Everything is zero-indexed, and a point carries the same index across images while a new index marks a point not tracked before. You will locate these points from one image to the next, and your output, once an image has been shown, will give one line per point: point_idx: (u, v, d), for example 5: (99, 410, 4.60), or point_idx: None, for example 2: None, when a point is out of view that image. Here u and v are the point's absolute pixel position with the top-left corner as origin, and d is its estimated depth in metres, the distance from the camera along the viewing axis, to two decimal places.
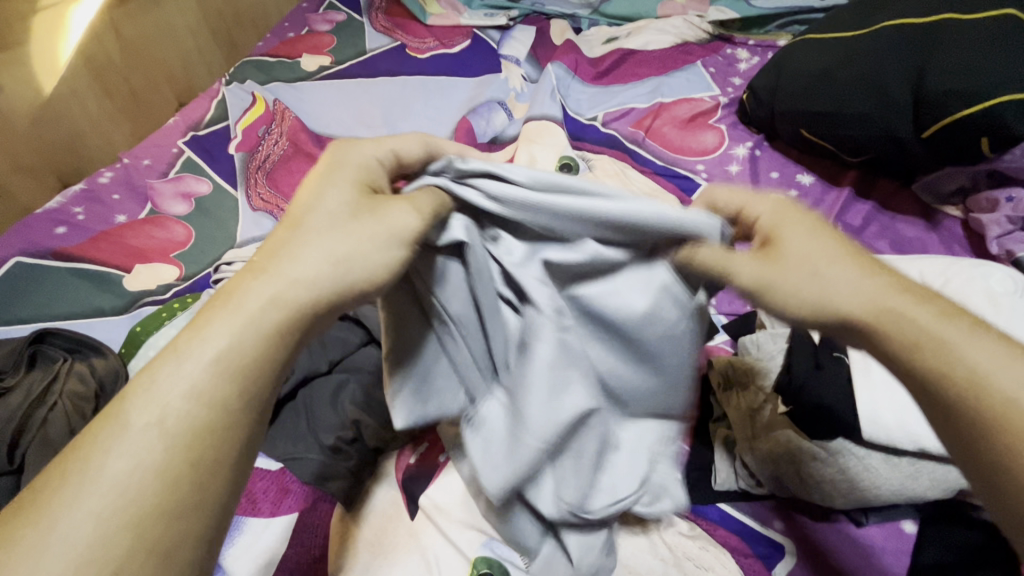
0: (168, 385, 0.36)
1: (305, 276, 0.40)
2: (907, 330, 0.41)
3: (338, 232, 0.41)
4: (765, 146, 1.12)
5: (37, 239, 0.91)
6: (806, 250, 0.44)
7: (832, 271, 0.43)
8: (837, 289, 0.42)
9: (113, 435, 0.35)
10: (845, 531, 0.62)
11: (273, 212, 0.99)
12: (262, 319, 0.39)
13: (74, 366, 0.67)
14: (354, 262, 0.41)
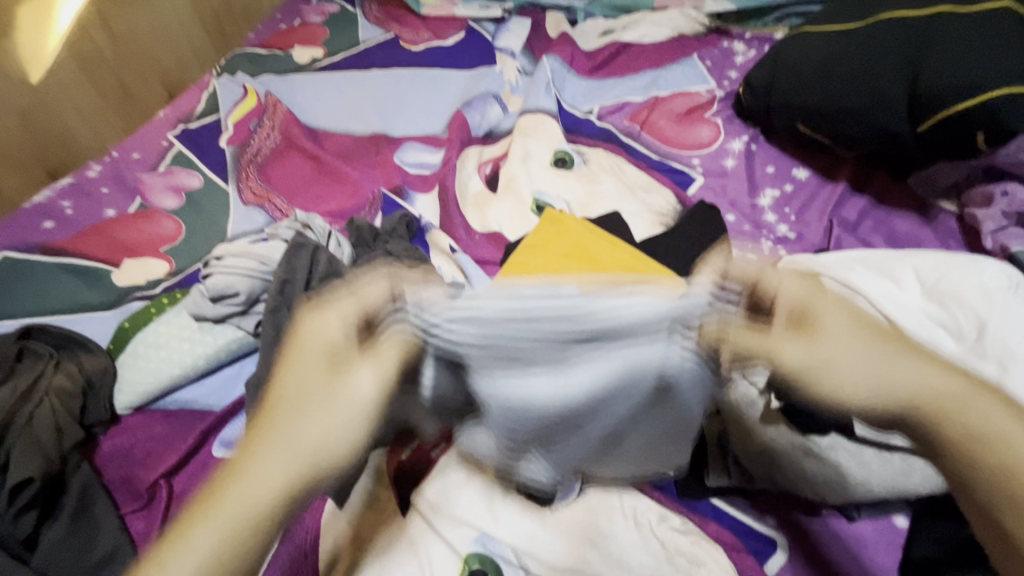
0: (183, 556, 0.37)
1: (304, 445, 0.42)
2: (940, 401, 0.43)
3: (311, 421, 0.43)
4: (761, 140, 1.11)
5: (25, 234, 0.89)
6: (833, 334, 0.48)
7: (852, 384, 0.46)
8: (858, 351, 0.46)
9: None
10: (836, 527, 0.62)
11: (265, 207, 0.98)
12: (263, 487, 0.40)
13: (61, 363, 0.66)
14: (321, 452, 0.43)
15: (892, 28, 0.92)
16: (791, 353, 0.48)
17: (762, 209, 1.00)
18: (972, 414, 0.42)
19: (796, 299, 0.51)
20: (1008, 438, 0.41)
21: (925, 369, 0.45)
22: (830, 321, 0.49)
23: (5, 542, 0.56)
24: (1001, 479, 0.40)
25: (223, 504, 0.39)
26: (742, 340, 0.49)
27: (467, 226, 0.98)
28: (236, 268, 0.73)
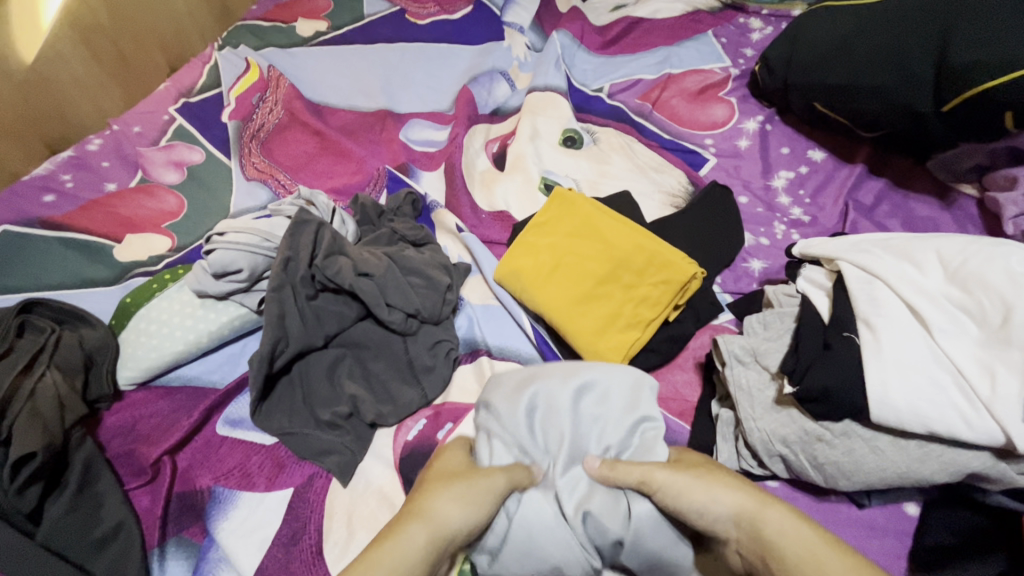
0: None
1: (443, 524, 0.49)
2: (787, 543, 0.47)
3: (463, 499, 0.50)
4: (776, 120, 1.08)
5: (25, 207, 0.88)
6: (697, 474, 0.52)
7: (717, 508, 0.50)
8: (709, 485, 0.51)
9: None
10: (846, 513, 0.61)
11: (268, 183, 0.96)
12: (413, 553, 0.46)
13: (63, 337, 0.65)
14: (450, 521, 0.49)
15: (918, 4, 0.89)
16: (664, 480, 0.52)
17: (776, 191, 0.98)
18: (803, 546, 0.47)
19: (636, 471, 0.53)
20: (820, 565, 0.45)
21: (737, 507, 0.50)
22: (656, 470, 0.53)
23: (9, 516, 0.55)
24: None
25: None
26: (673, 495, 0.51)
27: (474, 206, 0.96)
28: (238, 243, 0.71)
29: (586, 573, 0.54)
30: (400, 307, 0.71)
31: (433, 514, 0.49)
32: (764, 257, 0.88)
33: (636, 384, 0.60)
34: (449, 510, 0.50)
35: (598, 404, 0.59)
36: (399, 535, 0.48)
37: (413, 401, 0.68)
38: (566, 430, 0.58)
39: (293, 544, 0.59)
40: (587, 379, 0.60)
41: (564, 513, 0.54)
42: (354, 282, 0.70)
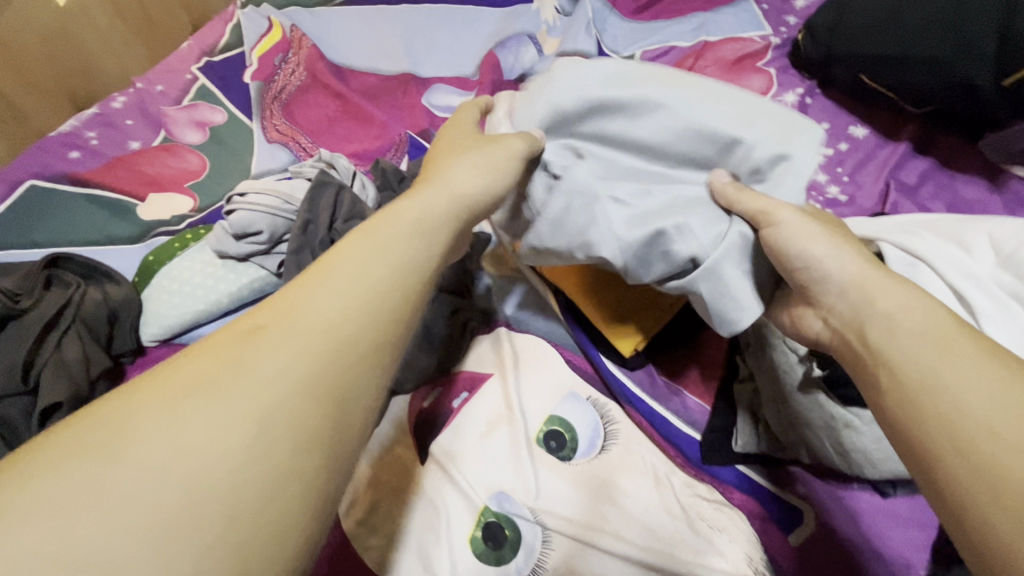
0: (251, 373, 0.30)
1: (436, 212, 0.44)
2: (909, 322, 0.41)
3: (456, 218, 0.46)
4: (816, 93, 1.03)
5: (51, 162, 0.88)
6: (822, 237, 0.47)
7: (841, 268, 0.46)
8: (846, 260, 0.46)
9: (203, 405, 0.29)
10: (867, 500, 0.61)
11: (289, 145, 0.95)
12: (380, 303, 0.36)
13: (89, 291, 0.66)
14: (459, 193, 0.48)
15: None
16: (786, 222, 0.48)
17: (812, 168, 0.94)
18: (925, 329, 0.40)
19: (760, 202, 0.50)
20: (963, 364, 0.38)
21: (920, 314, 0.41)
22: (784, 211, 0.49)
23: None
24: (959, 447, 0.35)
25: (322, 302, 0.34)
26: (788, 228, 0.48)
27: None
28: (259, 205, 0.71)
29: (644, 269, 0.54)
30: None
31: (501, 154, 0.52)
32: None
33: (793, 126, 0.52)
34: (516, 153, 0.52)
35: (737, 126, 0.52)
36: (420, 211, 0.43)
37: (428, 368, 0.67)
38: (670, 136, 0.53)
39: None
40: (727, 136, 0.52)
41: (631, 198, 0.53)
42: None
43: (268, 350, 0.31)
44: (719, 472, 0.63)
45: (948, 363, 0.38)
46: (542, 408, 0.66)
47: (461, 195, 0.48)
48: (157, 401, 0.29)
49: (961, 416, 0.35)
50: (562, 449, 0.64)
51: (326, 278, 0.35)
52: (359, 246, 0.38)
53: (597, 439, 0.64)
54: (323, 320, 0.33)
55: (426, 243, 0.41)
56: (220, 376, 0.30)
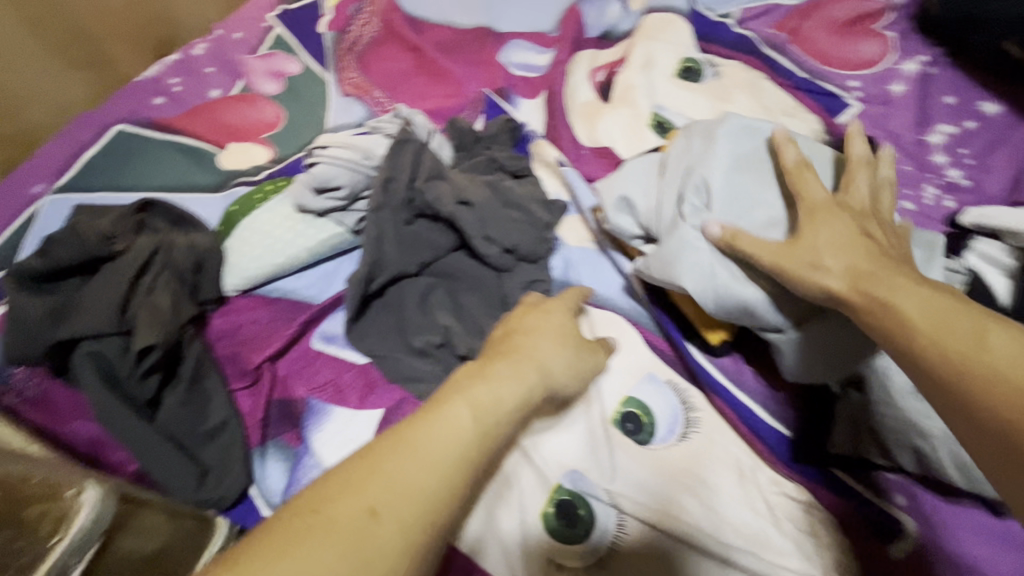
0: (354, 524, 0.33)
1: (525, 367, 0.47)
2: (872, 302, 0.45)
3: (538, 370, 0.48)
4: (942, 62, 0.91)
5: (137, 108, 0.90)
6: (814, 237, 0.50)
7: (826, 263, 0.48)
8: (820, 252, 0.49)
9: (305, 543, 0.32)
10: (978, 519, 0.54)
11: (364, 99, 0.93)
12: (467, 455, 0.39)
13: (176, 239, 0.67)
14: (540, 357, 0.50)
15: None
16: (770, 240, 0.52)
17: (930, 147, 0.84)
18: (896, 317, 0.43)
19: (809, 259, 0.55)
20: (907, 314, 0.43)
21: (843, 275, 0.47)
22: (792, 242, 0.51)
23: (133, 401, 0.58)
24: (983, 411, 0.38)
25: (429, 447, 0.37)
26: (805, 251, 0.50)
27: (574, 140, 0.89)
28: (339, 158, 0.70)
29: (734, 314, 0.56)
30: (498, 241, 0.67)
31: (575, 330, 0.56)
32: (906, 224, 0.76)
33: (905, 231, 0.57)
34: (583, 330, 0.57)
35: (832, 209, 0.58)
36: (506, 378, 0.45)
37: None
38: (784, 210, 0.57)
39: None
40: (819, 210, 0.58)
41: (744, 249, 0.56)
42: (453, 210, 0.67)
43: (373, 497, 0.34)
44: (811, 473, 0.58)
45: (941, 332, 0.41)
46: (618, 389, 0.64)
47: (550, 379, 0.49)
48: (275, 553, 0.31)
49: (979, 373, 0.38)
50: (639, 432, 0.61)
51: (423, 445, 0.37)
52: (460, 413, 0.40)
53: (676, 426, 0.62)
54: (425, 474, 0.36)
55: (511, 426, 0.43)
56: (343, 534, 0.32)
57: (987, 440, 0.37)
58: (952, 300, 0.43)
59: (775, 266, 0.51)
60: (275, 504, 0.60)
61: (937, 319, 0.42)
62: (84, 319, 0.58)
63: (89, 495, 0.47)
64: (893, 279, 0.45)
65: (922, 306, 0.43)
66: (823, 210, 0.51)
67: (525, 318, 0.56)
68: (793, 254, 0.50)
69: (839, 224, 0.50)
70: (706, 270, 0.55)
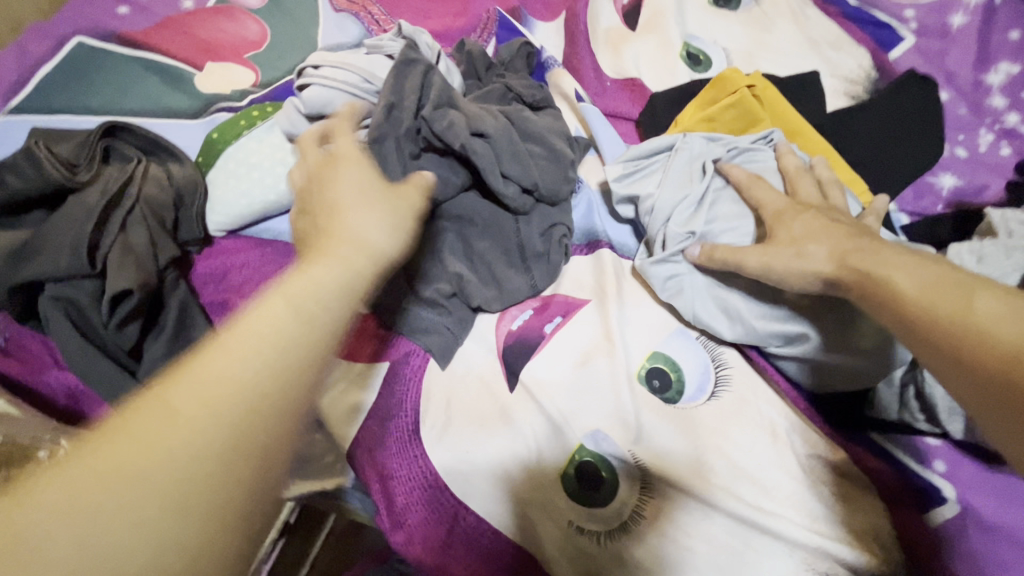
0: (139, 479, 0.25)
1: (356, 247, 0.37)
2: (877, 272, 0.46)
3: (336, 266, 0.35)
4: None
5: (99, 18, 0.78)
6: (800, 236, 0.51)
7: (820, 257, 0.49)
8: (808, 241, 0.51)
9: (42, 492, 0.24)
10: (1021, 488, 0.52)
11: (359, 16, 0.82)
12: (249, 358, 0.30)
13: (150, 169, 0.59)
14: (339, 239, 0.37)
15: None
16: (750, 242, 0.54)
17: (988, 89, 0.76)
18: (914, 288, 0.44)
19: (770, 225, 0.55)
20: (895, 284, 0.45)
21: (833, 258, 0.49)
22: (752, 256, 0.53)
23: (110, 351, 0.52)
24: (1003, 379, 0.37)
25: (230, 364, 0.29)
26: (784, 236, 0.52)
27: (598, 70, 0.79)
28: (333, 79, 0.61)
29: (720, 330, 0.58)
30: (518, 179, 0.60)
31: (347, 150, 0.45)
32: (958, 172, 0.70)
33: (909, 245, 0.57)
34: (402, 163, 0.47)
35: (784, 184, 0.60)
36: (333, 273, 0.35)
37: (521, 289, 0.61)
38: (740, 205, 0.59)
39: (389, 421, 0.57)
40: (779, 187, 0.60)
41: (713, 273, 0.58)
42: (466, 142, 0.58)
43: (181, 460, 0.26)
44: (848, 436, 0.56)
45: (931, 299, 0.42)
46: (644, 344, 0.60)
47: (373, 251, 0.37)
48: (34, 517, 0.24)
49: (989, 338, 0.39)
50: (666, 390, 0.58)
51: (208, 366, 0.29)
52: (264, 312, 0.31)
53: (706, 385, 0.58)
54: (209, 405, 0.28)
55: (348, 316, 0.34)
56: (131, 480, 0.25)
57: (990, 396, 0.37)
58: (941, 272, 0.44)
59: (763, 265, 0.52)
60: None
61: (924, 290, 0.43)
62: (45, 258, 0.51)
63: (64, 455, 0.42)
64: (878, 252, 0.48)
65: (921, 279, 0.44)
66: (788, 213, 0.54)
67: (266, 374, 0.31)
68: (774, 254, 0.51)
69: (807, 216, 0.53)
70: (684, 293, 0.58)
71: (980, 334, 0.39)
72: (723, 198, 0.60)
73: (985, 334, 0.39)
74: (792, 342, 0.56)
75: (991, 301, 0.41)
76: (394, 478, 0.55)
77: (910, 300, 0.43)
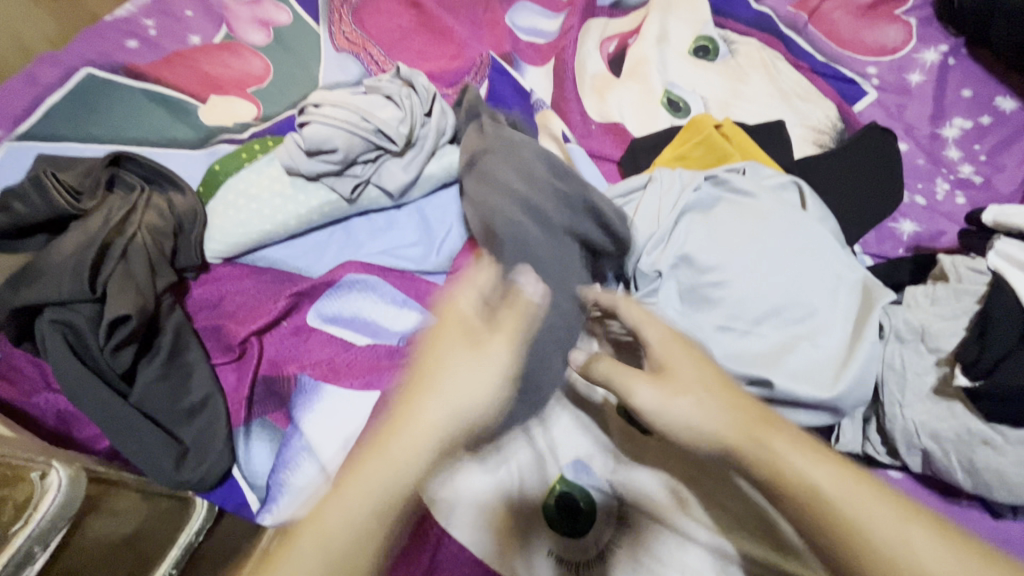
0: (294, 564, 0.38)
1: (457, 399, 0.43)
2: (763, 462, 0.39)
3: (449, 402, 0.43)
4: (962, 54, 0.89)
5: (108, 50, 0.82)
6: (688, 390, 0.43)
7: (708, 423, 0.42)
8: (682, 406, 0.42)
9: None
10: (977, 521, 0.54)
11: (359, 56, 0.86)
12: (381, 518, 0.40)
13: (153, 198, 0.61)
14: (458, 406, 0.43)
15: None
16: (643, 399, 0.44)
17: (944, 141, 0.82)
18: (823, 485, 0.37)
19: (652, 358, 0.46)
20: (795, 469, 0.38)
21: (726, 445, 0.41)
22: (638, 388, 0.44)
23: (104, 374, 0.54)
24: None
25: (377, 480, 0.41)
26: (661, 354, 0.46)
27: (584, 114, 0.84)
28: (333, 118, 0.65)
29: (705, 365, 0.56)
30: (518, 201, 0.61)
31: (490, 366, 0.45)
32: (916, 218, 0.75)
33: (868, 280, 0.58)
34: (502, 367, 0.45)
35: (760, 217, 0.59)
36: (416, 438, 0.42)
37: None
38: (716, 236, 0.59)
39: (374, 451, 0.54)
40: (759, 218, 0.59)
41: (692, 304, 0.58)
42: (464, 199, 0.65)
43: (354, 517, 0.40)
44: None
45: (822, 487, 0.37)
46: None
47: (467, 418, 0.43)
48: None
49: (874, 545, 0.35)
50: None
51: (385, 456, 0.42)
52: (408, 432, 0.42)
53: None
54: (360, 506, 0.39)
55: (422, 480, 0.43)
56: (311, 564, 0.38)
57: None
58: (852, 472, 0.38)
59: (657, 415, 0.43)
60: (258, 488, 0.57)
61: (725, 433, 0.41)
62: (47, 283, 0.53)
63: (56, 477, 0.42)
64: (778, 450, 0.39)
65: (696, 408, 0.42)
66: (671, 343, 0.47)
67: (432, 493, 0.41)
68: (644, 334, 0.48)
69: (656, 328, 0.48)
70: None
71: (852, 524, 0.36)
72: (695, 227, 0.60)
73: (909, 559, 0.34)
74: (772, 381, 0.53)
75: (883, 506, 0.36)
76: None
77: (754, 461, 0.40)
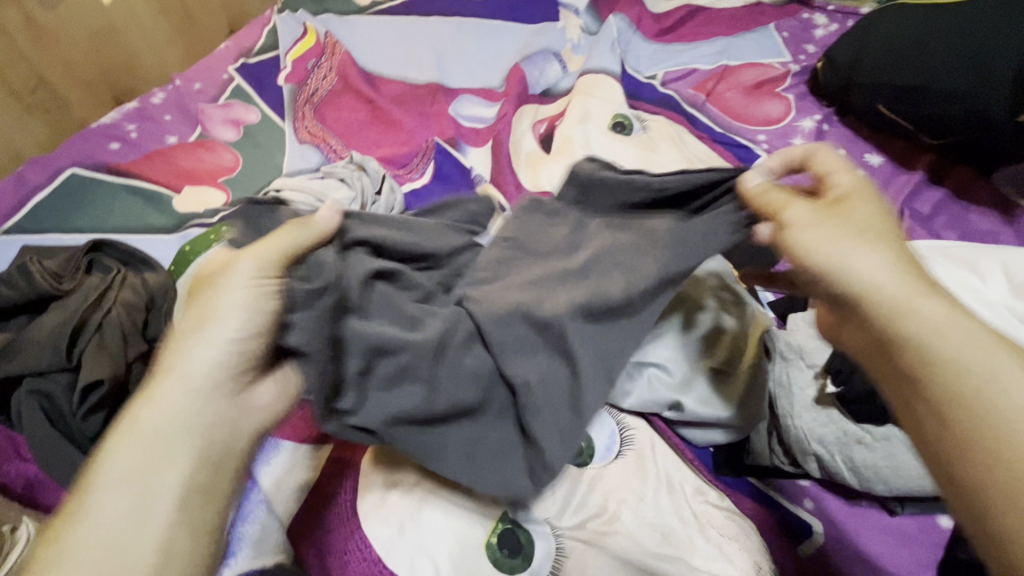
0: (166, 385, 0.42)
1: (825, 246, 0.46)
2: (946, 343, 0.41)
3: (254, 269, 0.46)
4: (834, 121, 1.06)
5: (93, 152, 0.92)
6: (858, 220, 0.47)
7: (881, 270, 0.44)
8: (836, 238, 0.46)
9: (173, 362, 0.43)
10: (876, 517, 0.62)
11: (320, 146, 0.98)
12: (207, 351, 0.43)
13: (128, 277, 0.68)
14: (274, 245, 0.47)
15: (987, 5, 0.90)
16: (803, 214, 0.48)
17: None
18: (965, 340, 0.41)
19: (777, 199, 0.50)
20: (930, 340, 0.41)
21: (889, 283, 0.44)
22: (798, 209, 0.49)
23: (75, 437, 0.59)
24: (979, 450, 0.38)
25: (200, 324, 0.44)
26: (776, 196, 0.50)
27: (519, 185, 0.95)
28: (293, 200, 0.74)
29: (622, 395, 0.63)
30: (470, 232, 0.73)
31: (828, 217, 0.48)
32: None
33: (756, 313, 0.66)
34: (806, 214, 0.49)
35: None
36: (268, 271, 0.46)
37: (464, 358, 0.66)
38: None
39: (330, 499, 0.59)
40: None
41: None
42: None
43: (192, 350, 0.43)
44: (732, 482, 0.65)
45: (947, 342, 0.41)
46: None
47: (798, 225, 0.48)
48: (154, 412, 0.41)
49: (995, 419, 0.38)
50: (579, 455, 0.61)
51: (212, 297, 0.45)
52: (238, 267, 0.45)
53: (613, 444, 0.62)
54: (195, 354, 0.43)
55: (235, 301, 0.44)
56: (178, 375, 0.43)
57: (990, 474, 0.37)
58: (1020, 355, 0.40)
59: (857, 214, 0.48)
60: None
61: (945, 334, 0.41)
62: (29, 356, 0.59)
63: (25, 530, 0.48)
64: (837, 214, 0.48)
65: (858, 251, 0.45)
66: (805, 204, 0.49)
67: (214, 268, 0.48)
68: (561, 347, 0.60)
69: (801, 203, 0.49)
70: None
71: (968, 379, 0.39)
72: None
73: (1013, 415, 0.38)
74: (678, 407, 0.61)
75: None
76: (330, 555, 0.56)
77: (962, 366, 0.40)
